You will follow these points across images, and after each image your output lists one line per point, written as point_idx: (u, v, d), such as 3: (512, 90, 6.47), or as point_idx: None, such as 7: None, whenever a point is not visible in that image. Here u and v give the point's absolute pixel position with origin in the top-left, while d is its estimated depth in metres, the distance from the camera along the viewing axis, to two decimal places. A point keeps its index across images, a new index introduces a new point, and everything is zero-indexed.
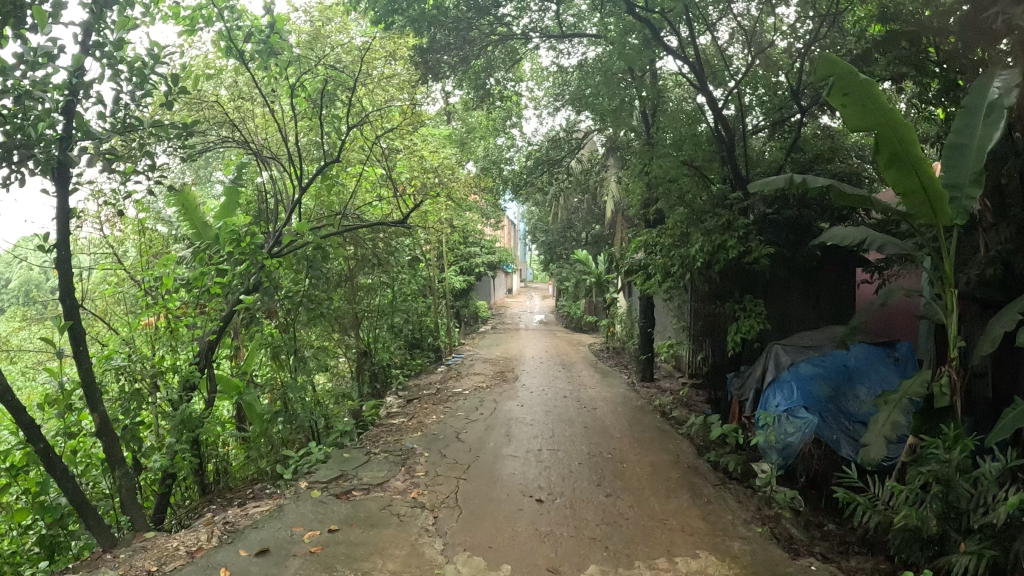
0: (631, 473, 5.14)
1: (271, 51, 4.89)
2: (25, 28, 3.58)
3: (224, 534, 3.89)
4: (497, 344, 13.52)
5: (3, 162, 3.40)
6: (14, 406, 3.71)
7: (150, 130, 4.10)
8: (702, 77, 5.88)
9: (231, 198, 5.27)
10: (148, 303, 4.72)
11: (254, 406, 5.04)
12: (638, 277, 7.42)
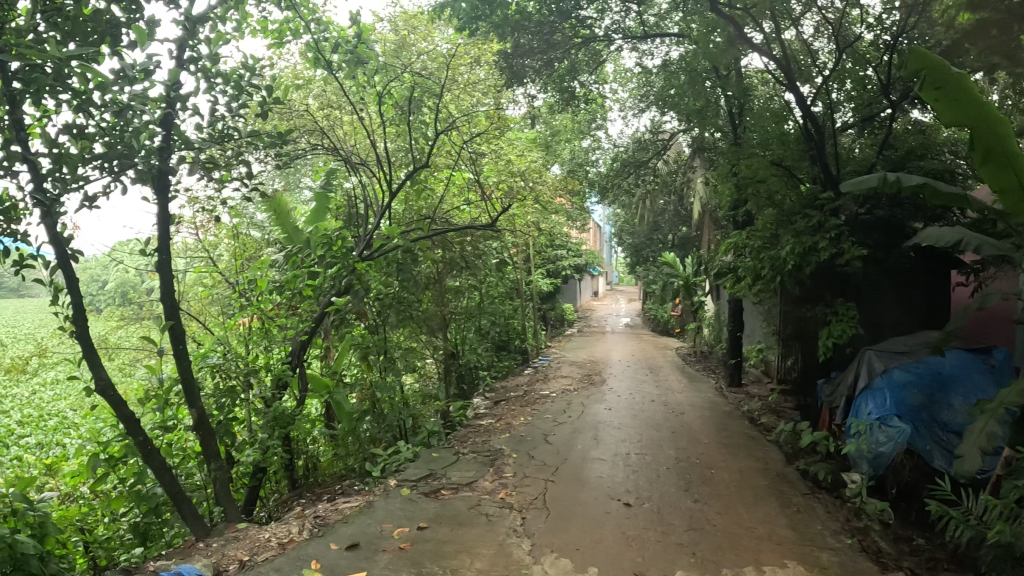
0: (720, 480, 5.02)
1: (358, 61, 5.07)
2: (123, 46, 3.82)
3: (314, 527, 4.03)
4: (584, 347, 13.45)
5: (106, 172, 3.63)
6: (117, 400, 3.96)
7: (246, 140, 4.30)
8: (790, 74, 5.69)
9: (322, 203, 5.67)
10: (242, 304, 4.92)
11: (344, 405, 5.20)
12: (726, 280, 7.25)
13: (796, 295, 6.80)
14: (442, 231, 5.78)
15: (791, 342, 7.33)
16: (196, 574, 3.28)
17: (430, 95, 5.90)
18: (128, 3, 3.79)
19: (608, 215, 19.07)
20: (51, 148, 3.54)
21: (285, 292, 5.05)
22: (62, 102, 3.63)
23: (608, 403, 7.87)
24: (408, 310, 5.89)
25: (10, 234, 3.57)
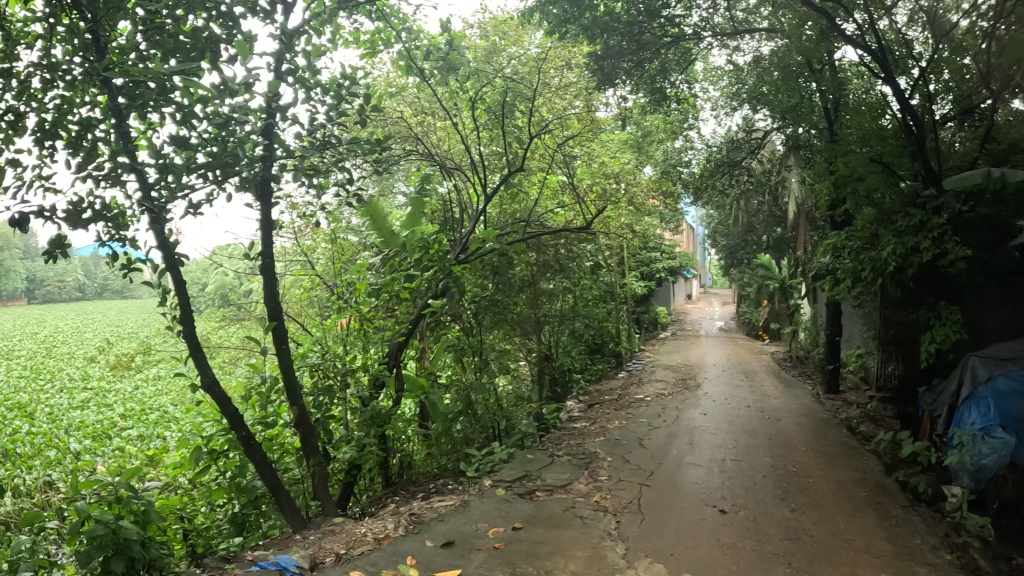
0: (818, 489, 4.83)
1: (451, 68, 5.05)
2: (221, 61, 3.95)
3: (410, 524, 4.11)
4: (677, 351, 13.24)
5: (209, 182, 3.81)
6: (221, 396, 4.16)
7: (346, 146, 4.46)
8: (886, 67, 5.36)
9: (418, 207, 5.34)
10: (342, 307, 5.10)
11: (438, 404, 5.31)
12: (824, 283, 6.98)
13: (897, 298, 6.49)
14: (539, 233, 5.75)
15: (892, 347, 6.98)
16: (296, 564, 3.41)
17: (522, 99, 5.86)
18: (225, 20, 3.96)
19: (700, 216, 18.65)
20: (157, 158, 3.75)
21: (383, 294, 5.09)
22: (165, 115, 3.85)
23: (703, 408, 7.70)
24: (500, 310, 6.11)
25: (118, 239, 3.77)
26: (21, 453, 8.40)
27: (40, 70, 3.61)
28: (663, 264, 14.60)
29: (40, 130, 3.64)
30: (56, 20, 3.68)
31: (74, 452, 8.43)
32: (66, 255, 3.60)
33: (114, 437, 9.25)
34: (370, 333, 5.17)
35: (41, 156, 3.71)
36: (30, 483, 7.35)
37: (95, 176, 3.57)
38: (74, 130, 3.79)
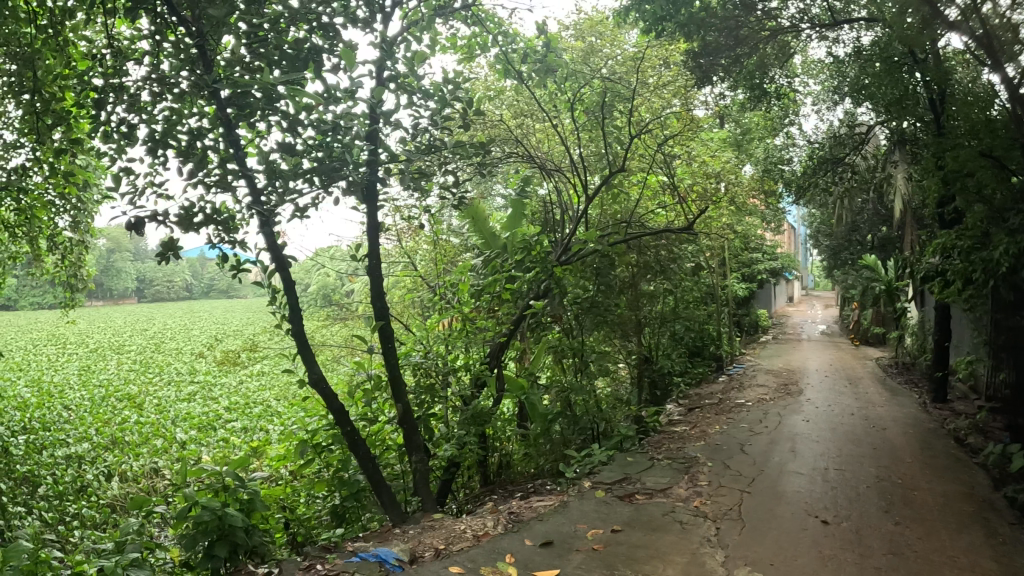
0: (927, 503, 4.59)
1: (548, 70, 5.07)
2: (324, 70, 4.12)
3: (509, 522, 4.16)
4: (778, 355, 12.85)
5: (313, 186, 3.95)
6: (328, 392, 4.31)
7: (451, 150, 4.53)
8: (993, 52, 4.89)
9: (519, 208, 5.26)
10: (444, 306, 5.32)
11: (538, 405, 5.31)
12: (934, 285, 6.62)
13: (1013, 301, 6.09)
14: (641, 234, 5.51)
15: (1005, 354, 6.57)
16: (395, 557, 3.54)
17: (620, 100, 5.88)
18: (326, 32, 4.11)
19: (801, 214, 17.89)
20: (265, 164, 3.93)
21: (486, 294, 5.25)
22: (270, 124, 4.02)
23: (805, 415, 7.43)
24: (603, 314, 5.86)
25: (227, 242, 3.93)
26: (135, 440, 8.99)
27: (150, 84, 3.81)
28: (764, 265, 14.08)
29: (151, 139, 3.84)
30: (162, 37, 3.95)
31: (184, 441, 8.95)
32: (177, 257, 3.80)
33: (220, 427, 9.75)
34: (474, 335, 5.23)
35: (153, 164, 3.91)
36: (144, 469, 7.88)
37: (204, 182, 3.75)
38: (182, 140, 3.98)
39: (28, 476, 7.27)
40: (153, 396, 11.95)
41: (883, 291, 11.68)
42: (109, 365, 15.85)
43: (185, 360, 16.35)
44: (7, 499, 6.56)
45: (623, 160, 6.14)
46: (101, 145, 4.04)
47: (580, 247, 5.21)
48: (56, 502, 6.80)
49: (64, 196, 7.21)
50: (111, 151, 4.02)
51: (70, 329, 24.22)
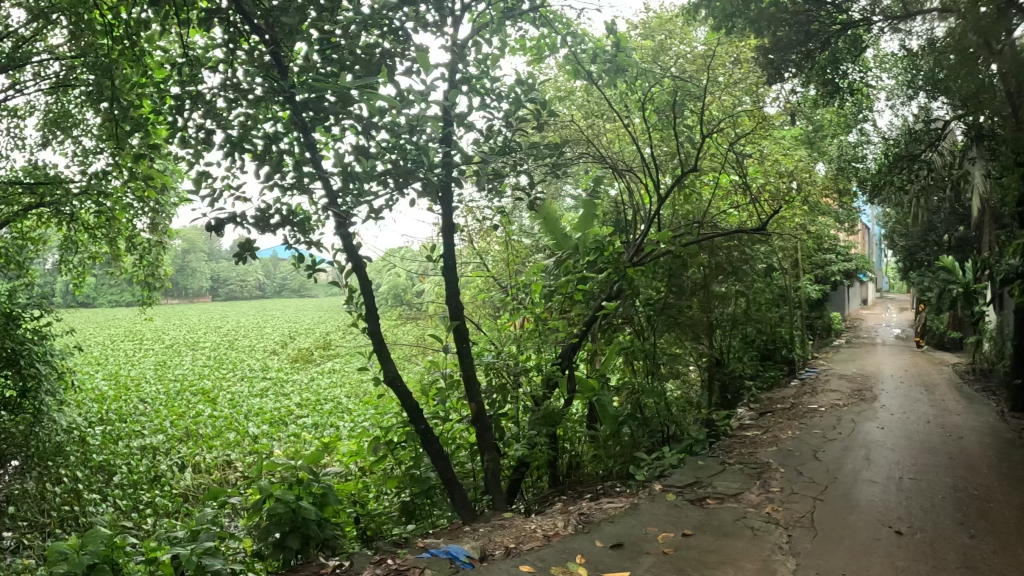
0: (1011, 516, 4.40)
1: (618, 70, 4.99)
2: (398, 74, 4.16)
3: (579, 523, 4.17)
4: (851, 360, 12.46)
5: (385, 188, 3.99)
6: (403, 391, 4.38)
7: (526, 152, 4.52)
8: None
9: (589, 211, 5.54)
10: (517, 307, 5.38)
11: (609, 407, 5.23)
12: (1016, 287, 6.32)
13: None
14: (715, 235, 5.26)
15: None
16: (466, 554, 3.58)
17: (691, 98, 5.72)
18: (396, 36, 4.13)
19: (875, 214, 17.30)
20: (341, 167, 3.99)
21: (558, 296, 5.26)
22: (344, 127, 4.11)
23: (879, 422, 7.19)
24: (675, 314, 5.59)
25: (303, 243, 4.03)
26: (208, 433, 9.31)
27: (225, 91, 3.94)
28: (839, 266, 13.64)
29: (228, 143, 3.93)
30: (234, 46, 4.06)
31: (255, 436, 9.22)
32: (254, 256, 3.90)
33: (291, 423, 10.01)
34: (546, 334, 5.25)
35: (230, 168, 4.01)
36: (217, 461, 8.14)
37: (279, 184, 3.85)
38: (258, 144, 4.08)
39: (104, 466, 7.74)
40: (226, 391, 12.37)
41: (961, 293, 11.20)
42: (185, 360, 16.48)
43: (257, 357, 16.82)
44: (84, 487, 7.15)
45: (695, 160, 6.03)
46: (179, 151, 4.17)
47: (652, 248, 5.22)
48: (130, 491, 7.19)
49: (141, 197, 7.65)
50: (188, 156, 4.15)
51: (150, 327, 25.32)
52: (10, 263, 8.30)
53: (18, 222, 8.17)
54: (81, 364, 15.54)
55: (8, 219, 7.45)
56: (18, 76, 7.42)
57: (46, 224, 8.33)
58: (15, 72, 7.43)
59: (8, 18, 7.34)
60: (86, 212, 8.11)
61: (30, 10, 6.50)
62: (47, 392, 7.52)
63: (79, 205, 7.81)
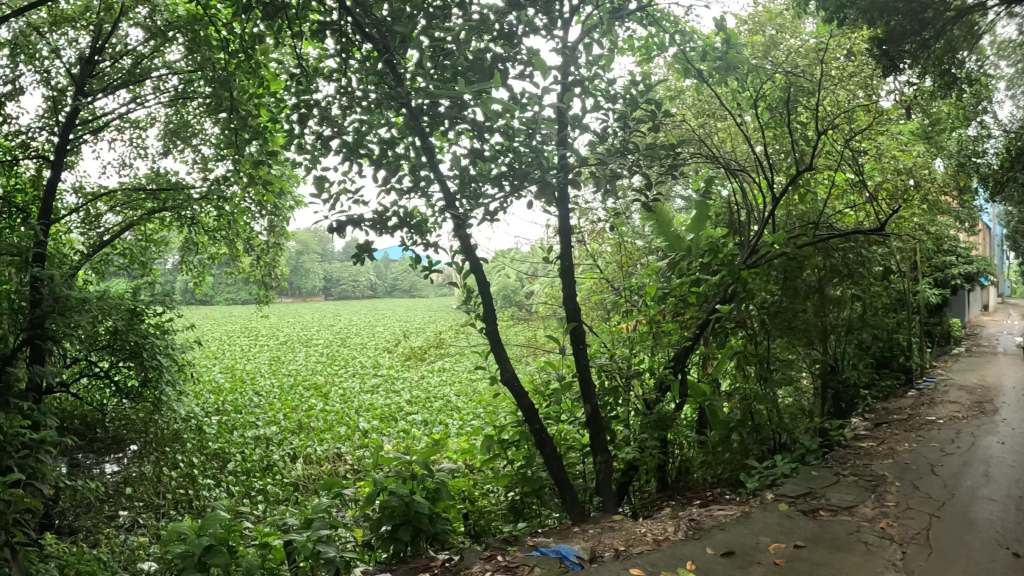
0: None
1: (729, 67, 4.92)
2: (512, 77, 4.25)
3: (690, 529, 4.22)
4: (976, 368, 11.71)
5: (498, 190, 4.13)
6: (518, 390, 4.67)
7: (644, 153, 4.47)
8: None
9: (702, 211, 5.41)
10: (630, 309, 5.67)
11: (719, 413, 4.96)
12: None
13: None
14: (830, 236, 5.11)
15: None
16: (575, 554, 3.80)
17: (804, 93, 5.51)
18: (507, 39, 4.21)
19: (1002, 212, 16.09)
20: (458, 170, 4.13)
21: (671, 299, 5.30)
22: (459, 131, 4.23)
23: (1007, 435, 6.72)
24: (790, 318, 5.30)
25: (420, 244, 4.19)
26: (320, 426, 9.74)
27: (340, 98, 4.19)
28: (959, 268, 12.84)
29: (345, 147, 4.10)
30: (347, 55, 4.31)
31: (365, 431, 9.55)
32: (370, 257, 4.09)
33: (400, 420, 10.36)
34: (659, 335, 5.36)
35: (346, 173, 4.21)
36: (327, 454, 8.43)
37: (395, 187, 4.04)
38: (373, 148, 4.26)
39: (219, 453, 8.33)
40: (338, 387, 12.94)
41: None
42: (298, 356, 17.30)
43: (367, 355, 17.53)
44: (198, 472, 7.67)
45: (809, 158, 5.84)
46: (296, 156, 4.37)
47: (766, 249, 5.13)
48: (243, 478, 7.62)
49: (258, 198, 8.12)
50: (305, 161, 4.34)
51: (260, 324, 26.63)
52: (134, 264, 8.92)
53: (143, 226, 8.75)
54: (200, 358, 16.52)
55: (135, 223, 8.05)
56: (139, 91, 7.93)
57: (167, 227, 8.91)
58: (136, 86, 7.95)
59: (128, 37, 7.84)
60: (207, 215, 8.65)
61: (153, 29, 6.94)
62: (167, 383, 7.80)
63: (200, 209, 8.34)
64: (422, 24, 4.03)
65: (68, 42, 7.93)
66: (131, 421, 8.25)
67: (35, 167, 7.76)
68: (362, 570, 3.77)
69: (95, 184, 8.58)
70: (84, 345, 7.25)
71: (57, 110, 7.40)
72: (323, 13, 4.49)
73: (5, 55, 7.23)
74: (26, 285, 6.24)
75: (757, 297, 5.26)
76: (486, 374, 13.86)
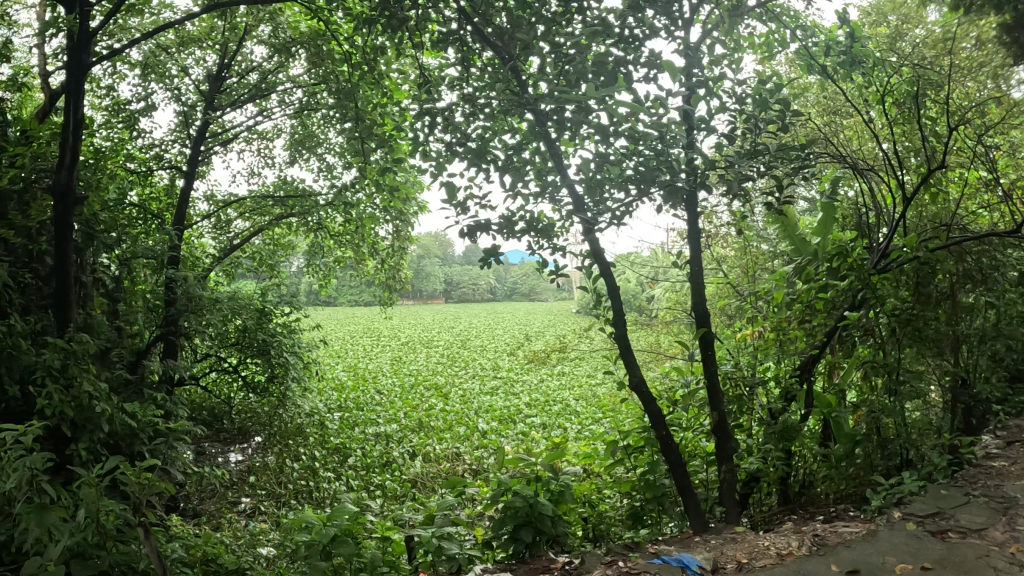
0: None
1: (853, 61, 4.74)
2: (635, 81, 4.23)
3: (815, 545, 4.09)
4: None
5: (624, 194, 4.10)
6: (646, 395, 4.65)
7: (776, 155, 4.30)
8: None
9: (828, 213, 5.34)
10: (755, 315, 5.59)
11: (844, 425, 4.82)
12: None
13: None
14: (966, 238, 4.80)
15: None
16: (698, 564, 3.77)
17: (934, 86, 5.22)
18: (629, 45, 4.21)
19: None
20: (585, 174, 4.14)
21: (798, 305, 5.21)
22: (584, 135, 4.24)
23: None
24: (920, 327, 4.97)
25: (548, 248, 4.20)
26: (440, 426, 10.03)
27: (463, 105, 4.34)
28: None
29: (470, 154, 4.20)
30: (469, 63, 4.51)
31: (485, 431, 9.77)
32: (499, 261, 4.07)
33: (519, 422, 10.49)
34: (785, 344, 5.35)
35: (473, 178, 4.26)
36: (446, 453, 8.68)
37: (521, 191, 4.09)
38: (498, 154, 4.33)
39: (342, 448, 8.72)
40: (458, 388, 13.29)
41: None
42: (419, 357, 17.88)
43: (487, 357, 17.94)
44: (322, 465, 8.06)
45: (942, 155, 5.51)
46: (422, 164, 4.53)
47: (896, 253, 4.92)
48: (365, 473, 7.96)
49: (380, 202, 8.47)
50: (431, 169, 4.48)
51: (379, 325, 27.74)
52: (263, 267, 9.46)
53: (273, 231, 9.32)
54: (326, 357, 17.36)
55: (265, 228, 8.58)
56: (265, 104, 8.41)
57: (294, 232, 9.44)
58: (262, 100, 8.44)
59: (252, 55, 8.33)
60: (332, 220, 9.14)
61: (277, 46, 7.37)
62: (292, 379, 8.36)
63: (326, 215, 8.83)
64: (541, 32, 4.12)
65: (196, 61, 8.50)
66: (255, 414, 8.87)
67: (169, 177, 8.45)
68: (484, 567, 3.90)
69: (227, 192, 9.18)
70: (215, 341, 7.76)
71: (187, 124, 7.99)
72: (441, 24, 4.66)
73: (139, 75, 7.86)
74: (162, 286, 6.77)
75: (890, 304, 5.08)
76: (604, 379, 13.83)
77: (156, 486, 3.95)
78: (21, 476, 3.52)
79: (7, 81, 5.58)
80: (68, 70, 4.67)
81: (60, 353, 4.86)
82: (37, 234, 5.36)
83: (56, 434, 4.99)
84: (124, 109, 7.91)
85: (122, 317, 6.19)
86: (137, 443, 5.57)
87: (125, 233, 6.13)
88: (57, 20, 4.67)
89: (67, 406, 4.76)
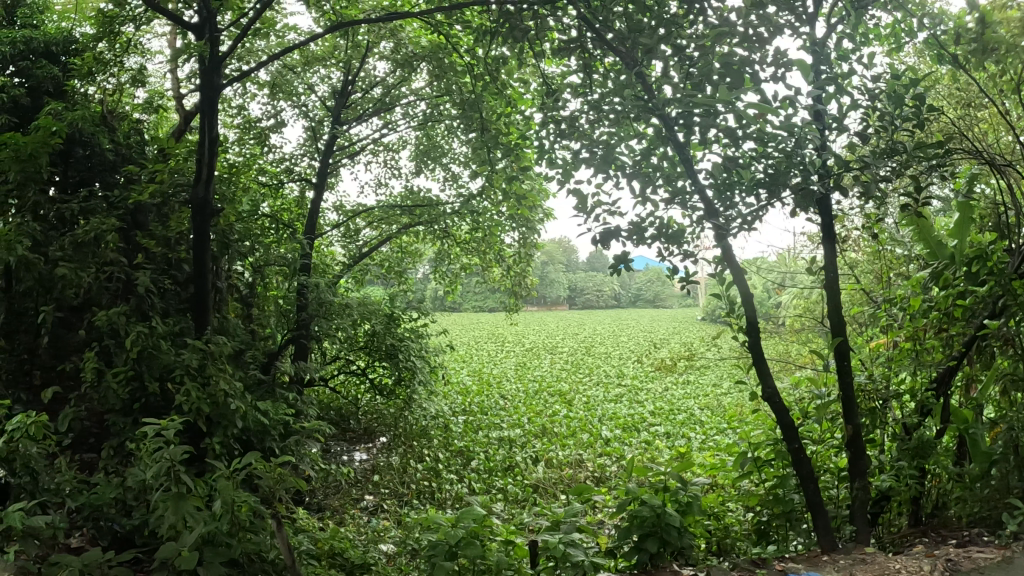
0: None
1: (984, 49, 4.39)
2: (760, 81, 4.10)
3: (947, 570, 3.81)
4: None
5: (755, 198, 3.99)
6: (780, 406, 4.45)
7: (914, 154, 4.05)
8: None
9: (965, 214, 4.80)
10: (889, 324, 5.28)
11: (981, 443, 4.51)
12: None
13: None
14: None
15: None
16: None
17: None
18: (754, 44, 4.07)
19: None
20: (713, 178, 4.06)
21: (935, 313, 4.87)
22: (711, 139, 4.16)
23: None
24: None
25: (677, 254, 4.13)
26: (563, 432, 10.07)
27: (588, 113, 4.35)
28: None
29: (595, 162, 4.20)
30: (589, 70, 4.52)
31: (608, 439, 9.73)
32: (628, 267, 4.04)
33: (643, 431, 10.37)
34: (921, 354, 4.97)
35: (598, 185, 4.25)
36: (569, 459, 8.70)
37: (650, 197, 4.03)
38: (624, 161, 4.31)
39: (465, 451, 8.94)
40: (581, 394, 13.30)
41: None
42: (544, 363, 17.98)
43: (611, 364, 17.81)
44: (444, 467, 8.30)
45: None
46: (551, 173, 4.58)
47: None
48: (487, 476, 8.12)
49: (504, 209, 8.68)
50: (557, 177, 4.52)
51: (503, 331, 28.21)
52: (391, 274, 9.75)
53: (399, 239, 9.69)
54: (452, 361, 17.82)
55: (393, 236, 8.96)
56: (389, 117, 8.80)
57: (421, 240, 9.80)
58: (387, 114, 8.83)
59: (375, 70, 8.70)
60: (459, 228, 9.42)
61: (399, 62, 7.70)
62: (419, 382, 8.64)
63: (452, 223, 9.14)
64: (663, 35, 4.05)
65: (321, 79, 8.98)
66: (382, 415, 9.22)
67: (298, 189, 8.96)
68: None
69: (355, 202, 9.63)
70: (344, 344, 8.15)
71: (316, 139, 8.47)
72: (558, 32, 4.70)
73: (267, 94, 8.40)
74: (294, 292, 7.17)
75: None
76: (731, 388, 13.39)
77: (283, 480, 4.20)
78: (158, 467, 3.84)
79: (144, 103, 6.21)
80: (200, 92, 5.01)
81: (198, 354, 5.28)
82: (177, 243, 5.84)
83: (194, 428, 5.42)
84: (255, 127, 8.47)
85: (254, 320, 6.67)
86: (268, 439, 5.95)
87: (258, 242, 6.63)
88: (189, 47, 5.06)
89: (203, 402, 5.14)
